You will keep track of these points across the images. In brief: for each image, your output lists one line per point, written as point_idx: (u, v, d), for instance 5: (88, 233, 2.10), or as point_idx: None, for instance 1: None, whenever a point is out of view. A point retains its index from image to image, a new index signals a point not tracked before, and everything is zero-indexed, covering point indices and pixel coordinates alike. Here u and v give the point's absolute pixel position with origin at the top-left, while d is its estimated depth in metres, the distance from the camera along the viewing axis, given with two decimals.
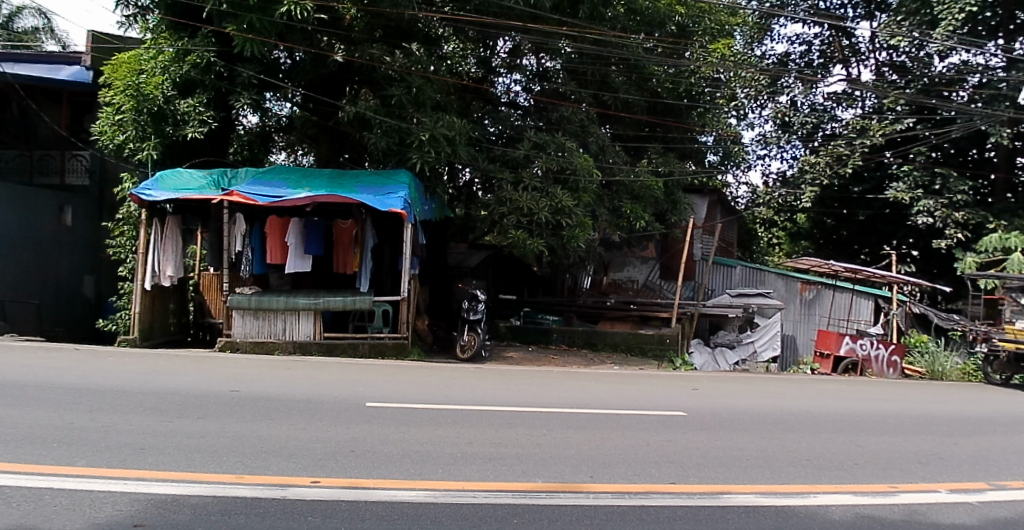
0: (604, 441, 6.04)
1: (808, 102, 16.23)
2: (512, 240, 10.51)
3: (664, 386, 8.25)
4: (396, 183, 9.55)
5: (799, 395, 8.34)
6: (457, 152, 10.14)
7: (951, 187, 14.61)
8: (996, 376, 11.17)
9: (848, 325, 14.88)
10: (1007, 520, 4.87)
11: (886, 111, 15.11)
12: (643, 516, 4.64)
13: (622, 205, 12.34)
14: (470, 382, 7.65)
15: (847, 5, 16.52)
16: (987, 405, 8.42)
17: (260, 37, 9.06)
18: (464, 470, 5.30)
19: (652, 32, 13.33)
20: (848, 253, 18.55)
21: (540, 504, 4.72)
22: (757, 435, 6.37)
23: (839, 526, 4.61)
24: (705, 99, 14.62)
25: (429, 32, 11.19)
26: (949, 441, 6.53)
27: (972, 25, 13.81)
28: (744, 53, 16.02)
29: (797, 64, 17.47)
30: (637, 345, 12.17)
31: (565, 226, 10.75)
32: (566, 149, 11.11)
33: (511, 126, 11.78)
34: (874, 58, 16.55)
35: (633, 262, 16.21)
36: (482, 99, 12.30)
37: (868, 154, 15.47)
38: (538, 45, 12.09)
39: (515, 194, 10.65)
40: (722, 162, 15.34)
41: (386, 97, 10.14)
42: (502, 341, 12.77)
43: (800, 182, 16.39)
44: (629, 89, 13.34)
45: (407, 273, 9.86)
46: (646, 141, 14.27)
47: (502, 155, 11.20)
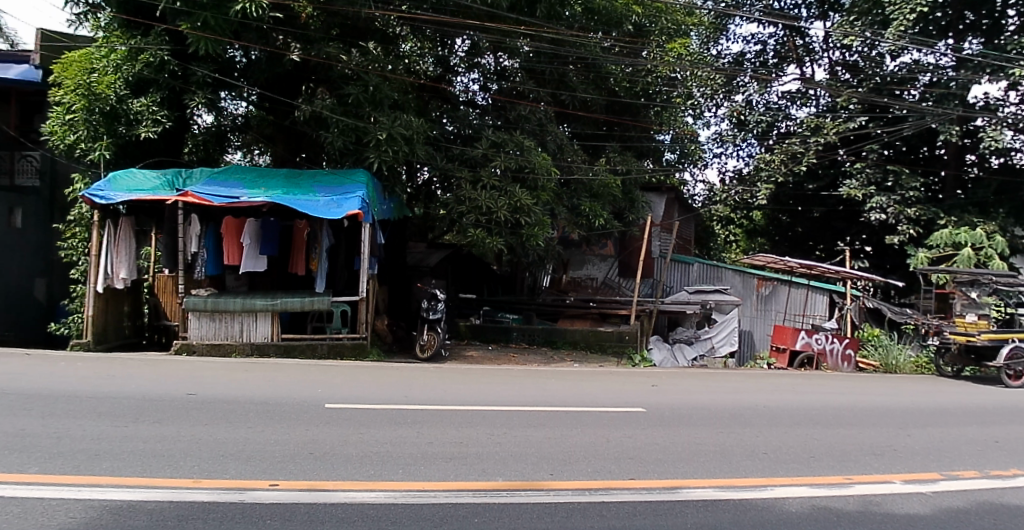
0: (563, 438, 6.06)
1: (763, 101, 16.53)
2: (471, 239, 10.46)
3: (621, 382, 8.31)
4: (353, 183, 9.58)
5: (755, 389, 8.46)
6: (415, 151, 10.04)
7: (903, 184, 14.83)
8: (949, 368, 11.53)
9: (804, 320, 15.12)
10: (958, 510, 5.00)
11: (840, 110, 15.42)
12: (604, 512, 4.66)
13: (581, 204, 12.41)
14: (426, 381, 7.63)
15: (801, 5, 16.77)
16: (936, 396, 8.62)
17: (214, 35, 8.91)
18: (424, 470, 5.28)
19: (609, 31, 13.38)
20: (803, 249, 18.97)
21: (501, 503, 4.72)
22: (715, 430, 6.44)
23: (796, 518, 4.68)
24: (661, 98, 14.78)
25: (387, 31, 11.14)
26: (902, 432, 6.66)
27: (923, 24, 14.11)
28: (700, 52, 16.18)
29: (752, 64, 17.65)
30: (597, 342, 12.25)
31: (524, 225, 10.76)
32: (524, 148, 11.13)
33: (469, 124, 11.65)
34: (827, 57, 16.83)
35: (592, 260, 16.33)
36: (439, 98, 12.26)
37: (822, 151, 15.73)
38: (496, 44, 12.09)
39: (473, 193, 10.60)
40: (680, 160, 15.55)
41: (342, 95, 10.05)
42: (462, 340, 12.79)
43: (755, 180, 16.52)
44: (587, 88, 13.44)
45: (366, 273, 9.82)
46: (604, 140, 14.36)
47: (460, 154, 11.12)
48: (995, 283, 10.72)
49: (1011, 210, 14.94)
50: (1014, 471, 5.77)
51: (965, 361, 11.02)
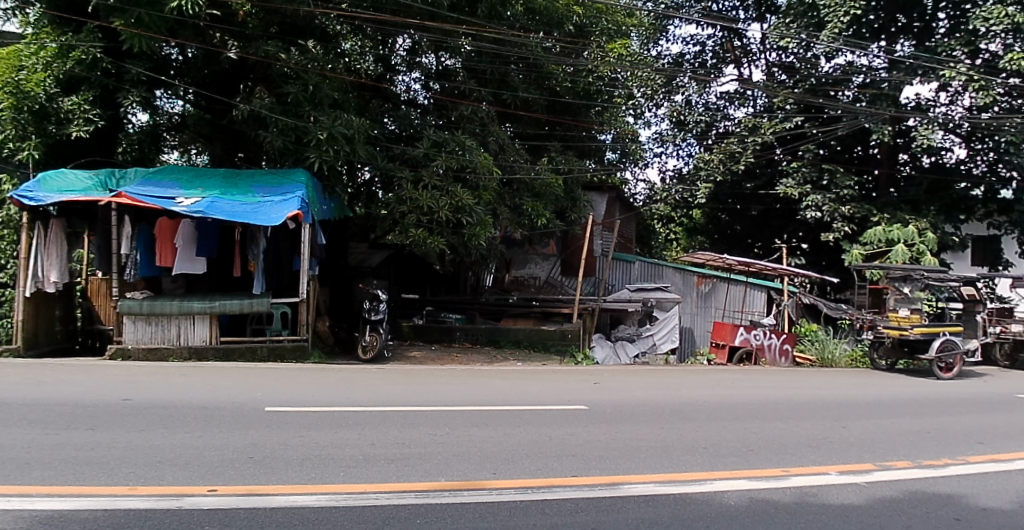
0: (505, 437, 6.06)
1: (702, 101, 16.90)
2: (412, 240, 10.29)
3: (564, 380, 8.35)
4: (293, 182, 9.51)
5: (696, 385, 8.58)
6: (357, 150, 10.00)
7: (839, 182, 15.19)
8: (882, 361, 11.89)
9: (743, 317, 15.36)
10: (892, 499, 5.14)
11: (777, 110, 15.66)
12: (547, 509, 4.68)
13: (522, 203, 12.43)
14: (364, 382, 7.55)
15: (739, 8, 17.25)
16: (871, 389, 8.85)
17: (149, 32, 8.72)
18: (365, 472, 5.23)
19: (551, 31, 13.52)
20: (742, 247, 19.66)
21: (441, 503, 4.70)
22: (656, 426, 6.51)
23: (735, 512, 4.75)
24: (603, 98, 14.89)
25: (326, 29, 10.96)
26: (837, 425, 6.81)
27: (858, 27, 14.74)
28: (641, 53, 16.46)
29: (691, 64, 17.98)
30: (540, 340, 12.41)
31: (466, 224, 10.74)
32: (466, 148, 11.10)
33: (409, 124, 11.62)
34: (764, 58, 17.20)
35: (534, 260, 16.39)
36: (381, 97, 12.29)
37: (761, 150, 16.01)
38: (437, 43, 12.07)
39: (415, 192, 10.46)
40: (621, 159, 15.73)
41: (281, 94, 9.93)
42: (404, 341, 12.72)
43: (696, 179, 16.92)
44: (529, 88, 13.50)
45: (307, 273, 9.75)
46: (546, 139, 14.45)
47: (401, 153, 11.07)
48: (928, 279, 11.15)
49: (941, 208, 15.60)
50: (943, 461, 5.97)
51: (899, 353, 11.41)
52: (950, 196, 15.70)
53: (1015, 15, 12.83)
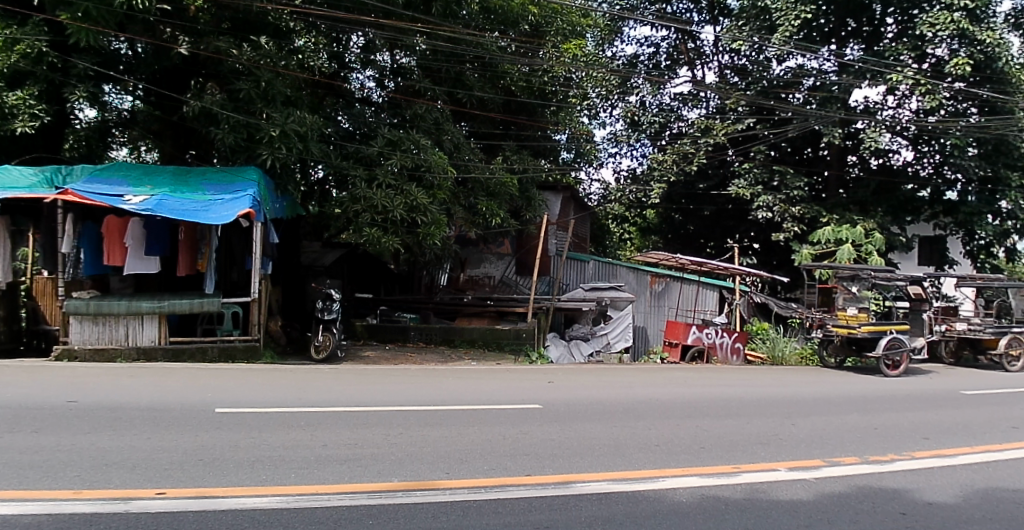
0: (458, 437, 6.05)
1: (656, 102, 17.15)
2: (366, 239, 10.20)
3: (519, 379, 8.33)
4: (244, 180, 9.45)
5: (651, 383, 8.65)
6: (310, 149, 9.90)
7: (788, 183, 15.63)
8: (831, 359, 12.19)
9: (695, 316, 15.47)
10: (840, 495, 5.23)
11: (728, 112, 16.08)
12: (499, 509, 4.67)
13: (477, 202, 12.41)
14: (315, 382, 7.47)
15: (692, 10, 17.77)
16: (822, 386, 9.00)
17: (96, 26, 8.56)
18: (317, 473, 5.19)
19: (506, 30, 13.62)
20: (694, 247, 20.16)
21: (393, 504, 4.66)
22: (609, 424, 6.54)
23: (686, 509, 4.80)
24: (557, 98, 15.01)
25: (280, 25, 10.99)
26: (787, 421, 6.91)
27: (808, 31, 15.45)
28: (595, 53, 16.83)
29: (645, 65, 18.31)
30: (495, 340, 12.45)
31: (421, 224, 10.65)
32: (421, 147, 11.06)
33: (365, 123, 11.52)
34: (716, 60, 17.54)
35: (489, 259, 16.44)
36: (335, 95, 12.18)
37: (712, 151, 16.39)
38: (392, 41, 12.03)
39: (369, 191, 10.40)
40: (576, 159, 16.21)
41: (233, 91, 9.81)
42: (358, 341, 12.56)
43: (650, 179, 17.37)
44: (484, 87, 13.52)
45: (258, 273, 9.70)
46: (500, 138, 14.54)
47: (355, 152, 10.88)
48: (875, 277, 11.42)
49: (889, 210, 16.40)
50: (890, 456, 6.10)
51: (848, 351, 11.64)
52: (898, 197, 16.43)
53: (960, 21, 13.37)
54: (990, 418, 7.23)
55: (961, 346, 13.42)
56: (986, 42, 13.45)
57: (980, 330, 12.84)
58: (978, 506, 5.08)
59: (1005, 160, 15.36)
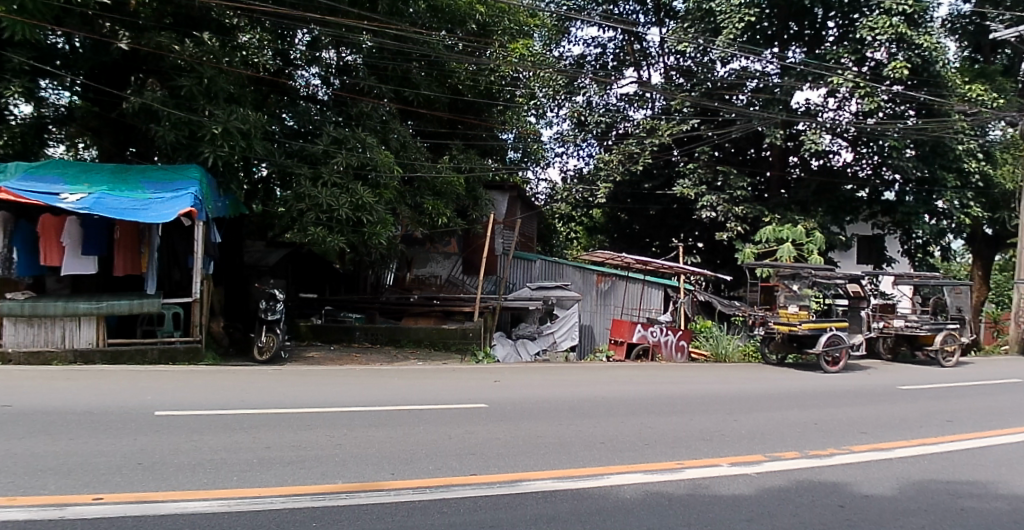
0: (401, 437, 6.03)
1: (602, 102, 17.46)
2: (311, 238, 10.06)
3: (465, 379, 8.32)
4: (185, 179, 9.50)
5: (597, 381, 8.73)
6: (253, 147, 9.81)
7: (731, 183, 16.13)
8: (774, 353, 12.10)
9: (640, 314, 15.54)
10: (781, 489, 5.32)
11: (674, 112, 16.47)
12: (443, 509, 4.65)
13: (424, 202, 12.40)
14: (255, 383, 7.40)
15: (638, 12, 18.23)
16: (764, 383, 9.18)
17: (34, 19, 8.47)
18: (259, 476, 5.11)
19: (454, 29, 13.85)
20: (640, 246, 20.83)
21: (335, 505, 4.62)
22: (556, 422, 6.58)
23: (629, 506, 4.84)
24: (504, 97, 15.27)
25: (223, 21, 10.82)
26: (730, 418, 7.01)
27: (751, 33, 15.37)
28: (543, 52, 17.18)
29: (592, 65, 18.85)
30: (441, 340, 12.44)
31: (366, 223, 10.57)
32: (367, 146, 10.98)
33: (309, 120, 11.37)
34: (661, 61, 18.18)
35: (435, 258, 16.40)
36: (279, 92, 11.93)
37: (657, 152, 16.88)
38: (337, 38, 11.99)
39: (313, 190, 10.24)
40: (523, 158, 16.36)
41: (174, 87, 9.63)
42: (302, 342, 12.57)
43: (596, 179, 17.96)
44: (430, 85, 13.55)
45: (199, 273, 9.59)
46: (447, 138, 14.54)
47: (299, 150, 10.79)
48: (814, 276, 11.59)
49: (829, 209, 17.01)
50: (829, 450, 6.23)
51: (788, 348, 11.82)
52: (839, 198, 17.14)
53: (898, 26, 13.87)
54: (924, 413, 7.46)
55: (899, 342, 13.78)
56: (923, 46, 14.13)
57: (917, 327, 13.21)
58: (913, 498, 5.22)
59: (942, 162, 15.86)
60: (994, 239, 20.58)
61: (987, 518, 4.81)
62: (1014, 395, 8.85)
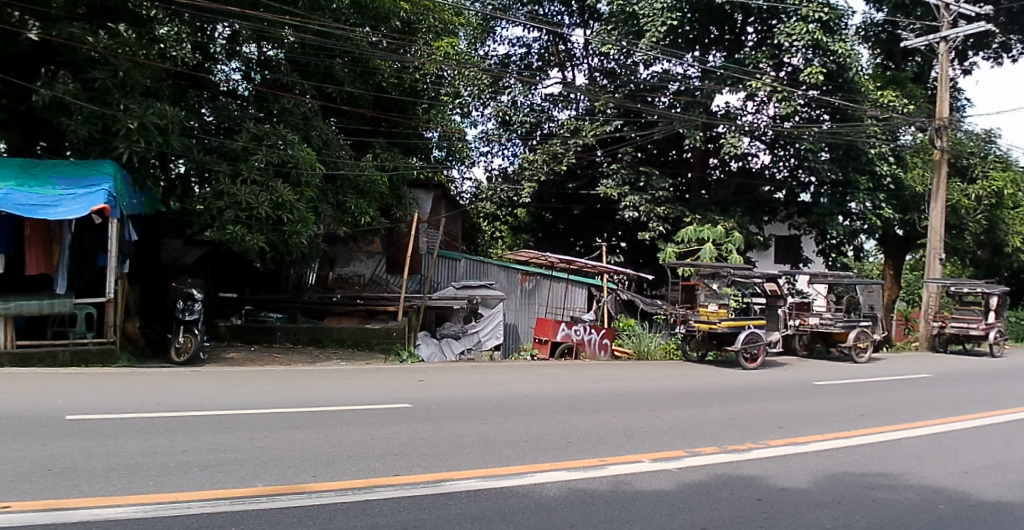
0: (322, 438, 5.96)
1: (527, 103, 18.04)
2: (229, 236, 9.85)
3: (388, 379, 8.30)
4: (97, 174, 9.22)
5: (521, 379, 8.81)
6: (170, 142, 9.68)
7: (654, 184, 16.91)
8: (694, 352, 12.52)
9: (564, 313, 15.99)
10: (702, 484, 5.43)
11: (597, 113, 17.32)
12: (367, 510, 4.58)
13: (346, 200, 12.30)
14: (176, 387, 7.15)
15: (564, 13, 18.79)
16: (684, 380, 9.43)
17: None
18: (176, 480, 4.96)
19: (377, 25, 13.81)
20: (564, 245, 21.50)
21: (256, 509, 4.49)
22: (479, 422, 6.58)
23: (552, 503, 4.86)
24: (428, 95, 15.44)
25: (139, 13, 10.61)
26: (652, 414, 7.14)
27: (673, 36, 15.91)
28: (469, 51, 17.78)
29: (517, 65, 19.50)
30: (363, 339, 12.41)
31: (286, 222, 10.44)
32: (287, 142, 10.89)
33: (229, 116, 11.09)
34: (586, 63, 18.82)
35: (359, 257, 16.74)
36: (198, 87, 11.75)
37: (581, 152, 17.65)
38: (258, 32, 11.87)
39: (233, 187, 10.12)
40: (448, 157, 16.50)
41: (88, 80, 9.42)
42: (222, 343, 12.26)
43: (520, 179, 18.49)
44: (354, 82, 13.58)
45: (113, 272, 9.40)
46: (372, 135, 14.69)
47: (219, 146, 10.64)
48: (734, 275, 11.92)
49: (747, 209, 17.86)
50: (746, 444, 6.40)
51: (709, 345, 12.24)
52: (756, 198, 18.04)
53: (813, 32, 14.74)
54: (835, 407, 7.79)
55: (815, 339, 14.27)
56: (838, 52, 15.07)
57: (831, 323, 13.58)
58: (827, 490, 5.39)
59: (854, 165, 16.94)
60: (904, 240, 21.82)
61: (896, 509, 4.99)
62: (917, 389, 9.33)
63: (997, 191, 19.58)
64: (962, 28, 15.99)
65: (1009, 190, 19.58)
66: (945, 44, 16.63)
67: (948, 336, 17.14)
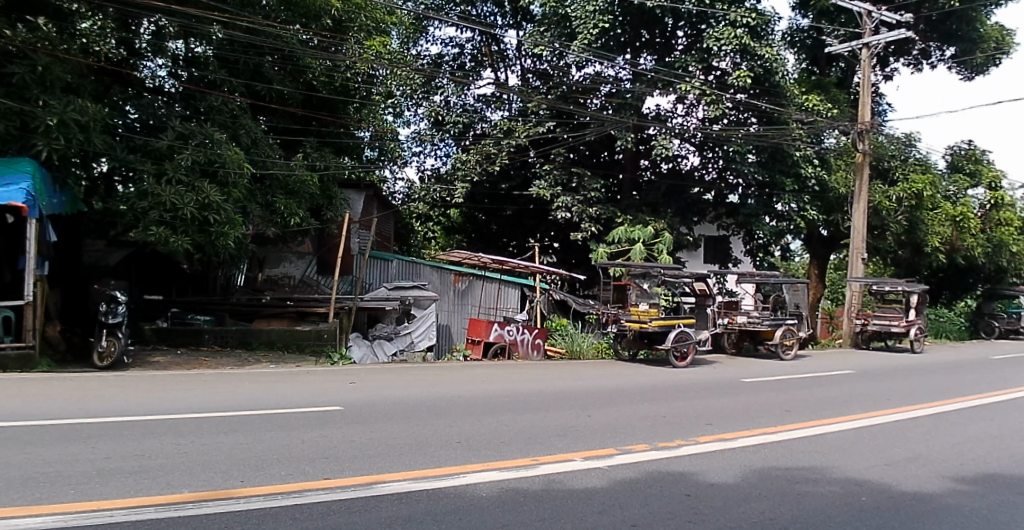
0: (249, 443, 5.89)
1: (459, 102, 18.30)
2: (152, 238, 9.71)
3: (318, 381, 8.29)
4: (14, 172, 8.92)
5: (452, 380, 8.89)
6: (92, 140, 9.43)
7: (585, 185, 17.26)
8: (626, 351, 12.89)
9: (497, 312, 16.62)
10: (633, 481, 5.51)
11: (529, 115, 17.65)
12: (296, 515, 4.48)
13: (275, 201, 12.28)
14: (104, 393, 7.02)
15: (496, 14, 19.19)
16: (612, 379, 9.69)
17: None
18: (98, 488, 4.79)
19: (307, 23, 13.66)
20: (497, 246, 21.52)
21: (179, 516, 4.34)
22: (411, 423, 6.61)
23: (483, 503, 4.86)
24: (361, 94, 15.55)
25: (61, 6, 10.25)
26: (584, 414, 7.25)
27: (606, 39, 16.29)
28: (401, 50, 17.92)
29: (450, 65, 19.74)
30: (294, 340, 12.25)
31: (213, 223, 10.29)
32: (215, 141, 10.70)
33: (154, 113, 10.97)
34: (519, 63, 19.40)
35: (289, 258, 16.84)
36: (122, 83, 11.43)
37: (514, 152, 17.79)
38: (185, 28, 11.76)
39: (157, 187, 9.92)
40: (379, 157, 17.32)
41: (3, 75, 9.08)
42: (147, 346, 11.97)
43: (454, 179, 18.44)
44: (283, 80, 13.59)
45: (32, 274, 9.27)
46: (300, 134, 14.61)
47: (143, 145, 10.44)
48: (663, 275, 12.32)
49: (677, 210, 18.16)
50: (676, 441, 6.55)
51: (640, 344, 12.59)
52: (684, 199, 18.28)
53: (740, 38, 15.21)
54: (759, 404, 8.07)
55: (743, 337, 14.80)
56: (764, 57, 15.65)
57: (758, 322, 14.17)
58: (754, 484, 5.52)
59: (778, 167, 17.54)
60: (829, 239, 22.60)
61: (821, 501, 5.13)
62: (836, 385, 9.75)
63: (916, 193, 20.50)
64: (882, 35, 16.59)
65: (927, 192, 20.50)
66: (867, 50, 17.19)
67: (871, 333, 17.82)
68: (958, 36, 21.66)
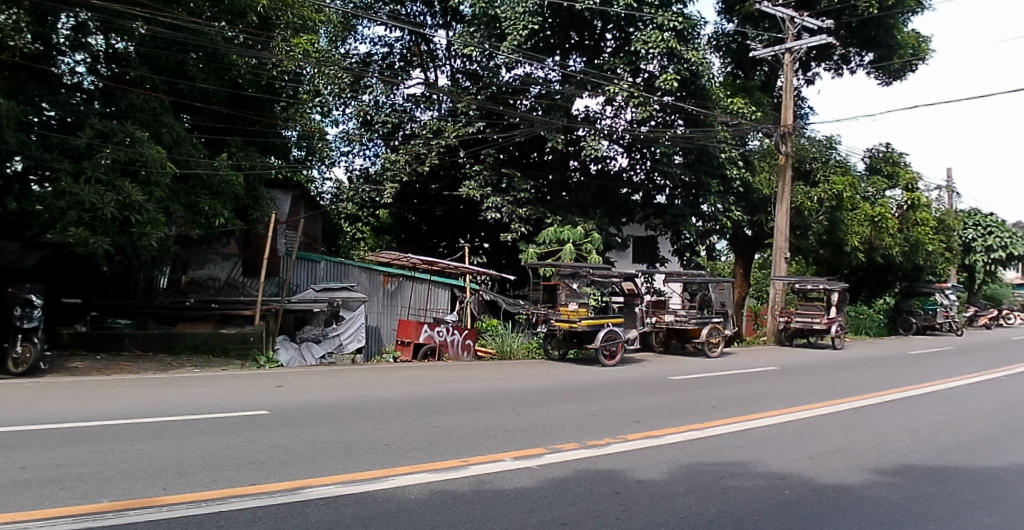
0: (171, 449, 5.78)
1: (389, 102, 18.26)
2: (71, 239, 9.53)
3: (244, 386, 8.22)
4: None
5: (379, 383, 8.91)
6: (4, 137, 9.08)
7: (516, 186, 17.34)
8: (555, 350, 13.07)
9: (427, 314, 16.66)
10: (563, 479, 5.60)
11: (459, 115, 17.66)
12: (221, 522, 4.38)
13: (199, 201, 12.04)
14: (10, 401, 6.76)
15: (426, 14, 19.29)
16: (538, 379, 9.88)
17: None
18: (11, 499, 4.61)
19: (234, 20, 13.30)
20: (427, 247, 21.53)
21: (97, 526, 4.20)
22: (339, 426, 6.61)
23: (412, 505, 4.86)
24: (288, 93, 15.42)
25: None
26: (513, 413, 7.35)
27: (536, 40, 16.45)
28: (330, 49, 17.76)
29: (379, 64, 19.75)
30: (219, 344, 12.23)
31: (134, 223, 10.16)
32: (135, 139, 10.33)
33: (73, 111, 10.62)
34: (449, 64, 19.52)
35: (214, 260, 16.63)
36: (38, 80, 11.05)
37: (444, 152, 17.83)
38: (106, 24, 11.51)
39: (75, 187, 9.70)
40: (308, 156, 17.17)
41: None
42: (65, 351, 11.50)
43: (383, 179, 18.26)
44: (207, 78, 13.30)
45: None
46: (224, 133, 14.28)
47: (59, 143, 10.12)
48: (592, 274, 12.47)
49: (606, 211, 18.46)
50: (604, 439, 6.67)
51: (570, 344, 12.77)
52: (614, 200, 18.63)
53: (667, 41, 15.58)
54: (683, 401, 8.33)
55: (670, 335, 15.16)
56: (690, 61, 15.89)
57: (686, 321, 14.52)
58: (681, 481, 5.65)
59: (706, 169, 18.36)
60: (753, 239, 23.38)
61: (746, 496, 5.28)
62: (755, 381, 10.14)
63: (836, 194, 21.22)
64: (804, 40, 17.06)
65: (847, 193, 21.31)
66: (790, 55, 17.59)
67: (793, 330, 18.45)
68: (877, 43, 22.52)
